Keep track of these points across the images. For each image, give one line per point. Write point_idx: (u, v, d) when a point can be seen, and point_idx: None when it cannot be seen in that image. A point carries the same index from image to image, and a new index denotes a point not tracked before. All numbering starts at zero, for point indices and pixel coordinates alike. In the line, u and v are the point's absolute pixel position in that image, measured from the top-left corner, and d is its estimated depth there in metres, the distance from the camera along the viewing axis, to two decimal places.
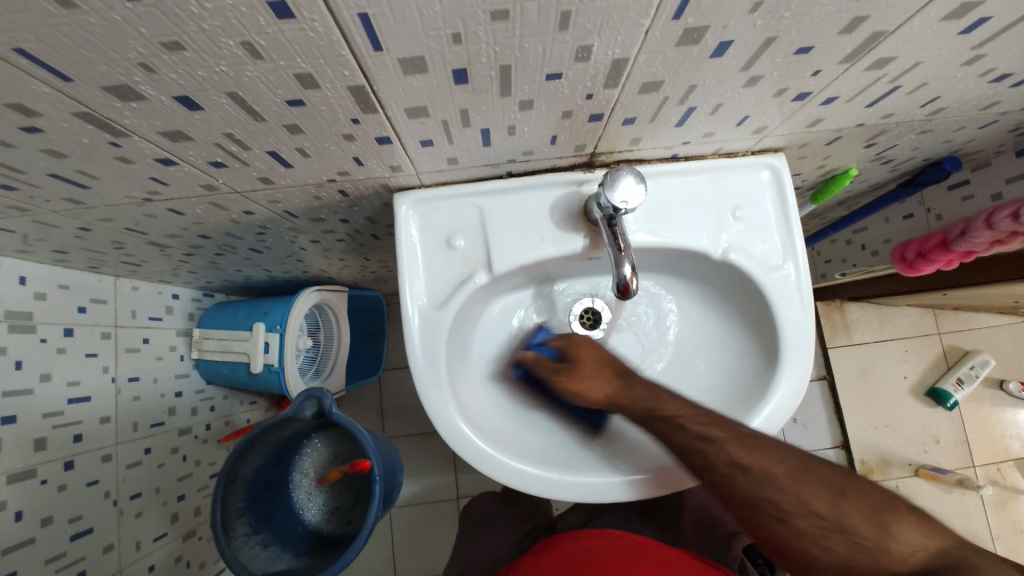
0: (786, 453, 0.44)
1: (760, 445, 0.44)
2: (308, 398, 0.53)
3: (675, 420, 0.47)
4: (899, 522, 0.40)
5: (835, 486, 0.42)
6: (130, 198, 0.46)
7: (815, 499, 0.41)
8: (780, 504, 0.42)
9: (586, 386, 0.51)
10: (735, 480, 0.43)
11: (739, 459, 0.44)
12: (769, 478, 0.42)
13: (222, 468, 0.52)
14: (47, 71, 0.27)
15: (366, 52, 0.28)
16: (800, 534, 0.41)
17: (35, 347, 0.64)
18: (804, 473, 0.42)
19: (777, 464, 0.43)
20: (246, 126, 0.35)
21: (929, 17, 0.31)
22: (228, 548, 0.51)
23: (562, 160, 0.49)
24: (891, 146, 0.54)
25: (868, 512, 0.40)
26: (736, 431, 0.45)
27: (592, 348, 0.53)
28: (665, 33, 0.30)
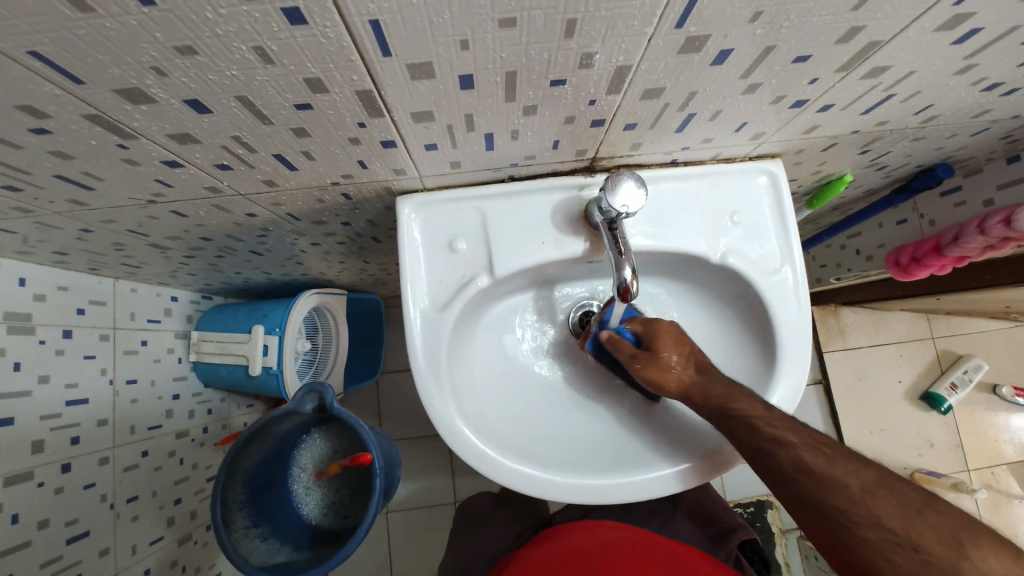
0: (865, 467, 0.42)
1: (834, 454, 0.43)
2: (308, 392, 0.53)
3: (744, 418, 0.47)
4: (997, 560, 0.35)
5: (917, 509, 0.38)
6: (134, 200, 0.46)
7: (889, 516, 0.38)
8: (848, 511, 0.40)
9: (666, 376, 0.51)
10: (800, 481, 0.42)
11: (807, 462, 0.43)
12: (837, 485, 0.41)
13: (221, 463, 0.52)
14: (61, 74, 0.27)
15: (376, 57, 0.29)
16: (868, 552, 0.38)
17: (34, 349, 0.64)
18: (882, 488, 0.40)
19: (850, 475, 0.41)
20: (253, 129, 0.36)
21: (923, 27, 0.32)
22: (228, 542, 0.51)
23: (564, 164, 0.50)
24: (886, 152, 0.56)
25: (953, 538, 0.36)
26: (809, 438, 0.44)
27: (671, 336, 0.53)
28: (667, 42, 0.30)
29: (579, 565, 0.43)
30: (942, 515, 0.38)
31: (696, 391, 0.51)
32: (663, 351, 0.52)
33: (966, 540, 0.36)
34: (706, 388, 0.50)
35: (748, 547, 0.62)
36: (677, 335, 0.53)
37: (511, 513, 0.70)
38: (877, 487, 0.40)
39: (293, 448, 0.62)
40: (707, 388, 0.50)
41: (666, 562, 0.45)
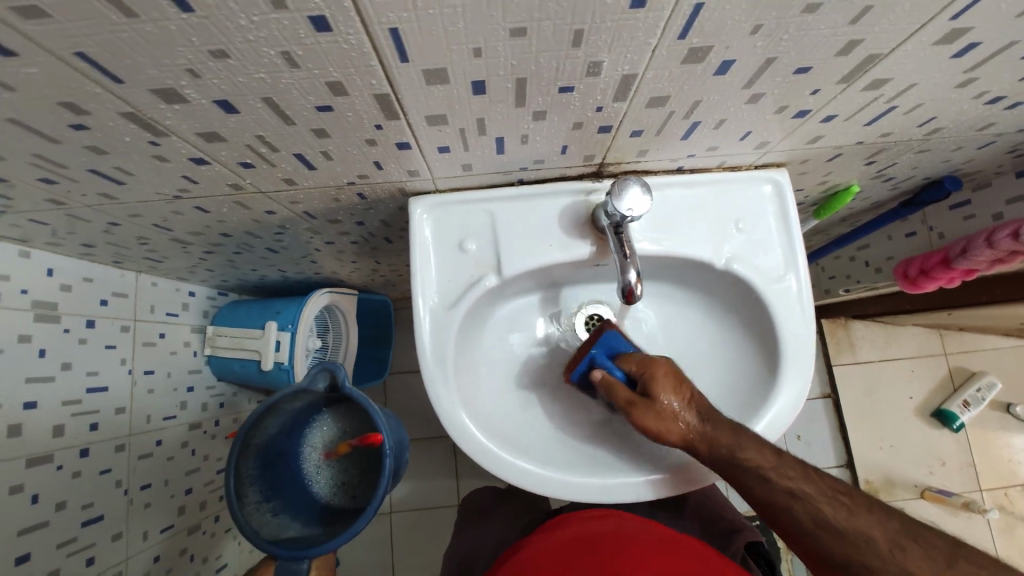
0: (885, 518, 0.42)
1: (852, 504, 0.44)
2: (321, 370, 0.57)
3: (757, 471, 0.47)
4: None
5: (943, 557, 0.39)
6: (162, 195, 0.49)
7: (918, 567, 0.39)
8: (878, 568, 0.40)
9: (665, 425, 0.50)
10: (824, 537, 0.43)
11: (827, 517, 0.44)
12: (863, 540, 0.42)
13: (238, 434, 0.54)
14: (101, 73, 0.30)
15: (394, 63, 0.31)
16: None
17: (59, 337, 0.67)
18: (907, 539, 0.41)
19: (874, 527, 0.42)
20: (277, 129, 0.38)
21: (922, 41, 0.33)
22: (241, 513, 0.53)
23: (572, 169, 0.52)
24: (892, 164, 0.56)
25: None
26: (827, 489, 0.45)
27: (671, 378, 0.51)
28: (671, 52, 0.32)
29: (575, 563, 0.44)
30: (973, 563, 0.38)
31: (698, 441, 0.49)
32: (660, 397, 0.50)
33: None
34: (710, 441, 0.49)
35: (753, 548, 0.61)
36: (677, 376, 0.51)
37: (513, 510, 0.71)
38: (900, 538, 0.41)
39: (304, 426, 0.63)
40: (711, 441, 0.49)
41: (667, 554, 0.44)
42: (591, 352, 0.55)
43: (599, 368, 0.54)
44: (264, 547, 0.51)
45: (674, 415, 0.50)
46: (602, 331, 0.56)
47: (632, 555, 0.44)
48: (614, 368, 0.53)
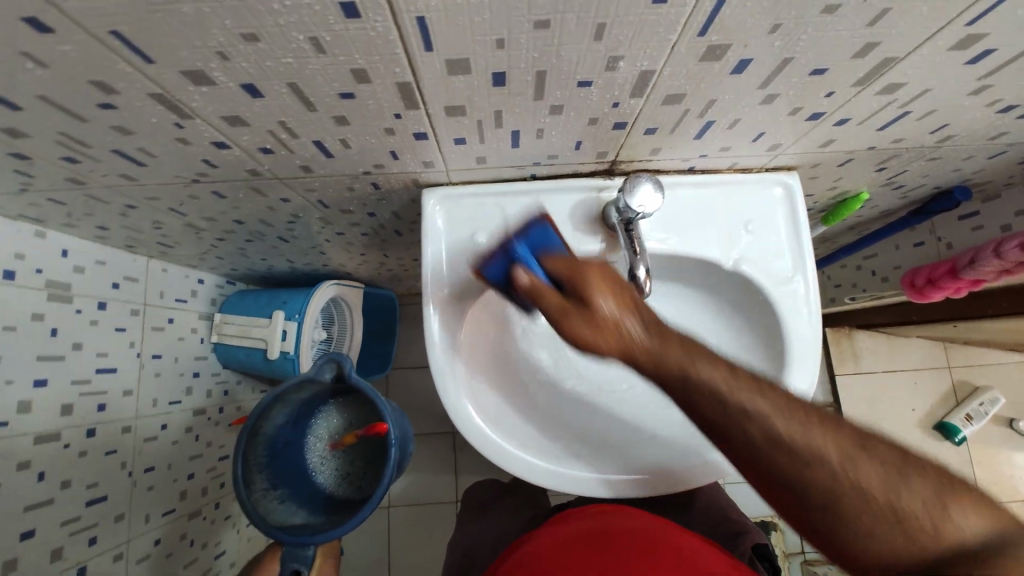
0: (838, 427, 0.38)
1: (809, 418, 0.38)
2: (327, 360, 0.57)
3: (704, 382, 0.38)
4: (970, 515, 0.34)
5: (894, 469, 0.36)
6: (180, 178, 0.50)
7: (869, 485, 0.36)
8: (827, 486, 0.36)
9: (601, 333, 0.39)
10: (778, 458, 0.37)
11: (783, 435, 0.37)
12: (818, 460, 0.36)
13: (245, 422, 0.55)
14: (135, 53, 0.30)
15: (418, 52, 0.31)
16: (849, 524, 0.36)
17: (71, 317, 0.68)
18: (861, 453, 0.37)
19: (829, 443, 0.37)
20: (299, 115, 0.38)
21: (937, 46, 0.33)
22: (248, 500, 0.54)
23: (585, 166, 0.52)
24: (902, 171, 0.56)
25: (933, 500, 0.35)
26: (778, 398, 0.38)
27: (610, 279, 0.40)
28: (690, 49, 0.32)
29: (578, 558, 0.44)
30: (922, 474, 0.36)
31: (646, 356, 0.39)
32: (597, 299, 0.39)
33: (941, 498, 0.35)
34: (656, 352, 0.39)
35: (760, 550, 0.61)
36: (619, 278, 0.40)
37: (513, 505, 0.71)
38: (855, 451, 0.37)
39: (311, 417, 0.64)
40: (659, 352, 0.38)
41: (668, 553, 0.44)
42: (515, 249, 0.43)
43: (520, 268, 0.42)
44: (270, 534, 0.52)
45: (613, 321, 0.39)
46: (534, 228, 0.45)
47: (635, 553, 0.44)
48: (538, 269, 0.42)
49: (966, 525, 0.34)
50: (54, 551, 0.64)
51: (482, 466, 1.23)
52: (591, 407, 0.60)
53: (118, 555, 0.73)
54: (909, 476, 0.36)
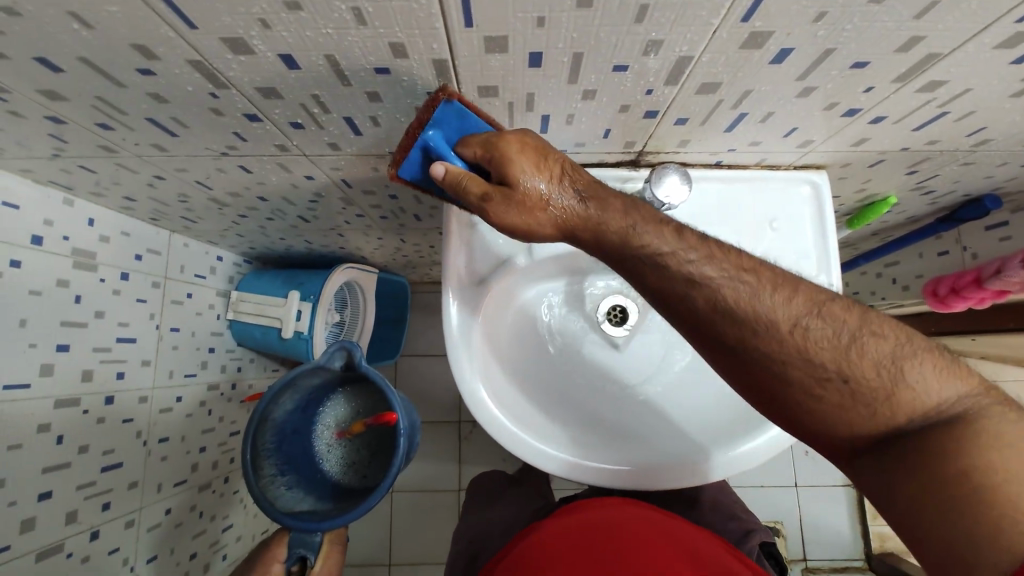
0: (792, 294, 0.38)
1: (762, 286, 0.38)
2: (338, 348, 0.58)
3: (655, 255, 0.40)
4: (920, 373, 0.36)
5: (845, 333, 0.37)
6: (210, 150, 0.50)
7: (822, 350, 0.37)
8: (774, 350, 0.38)
9: (528, 215, 0.40)
10: (733, 329, 0.38)
11: (729, 302, 0.38)
12: (770, 328, 0.38)
13: (256, 407, 0.55)
14: (179, 17, 0.31)
15: (458, 27, 0.31)
16: (802, 390, 0.38)
17: (95, 285, 0.69)
18: (814, 318, 0.38)
19: (780, 309, 0.38)
20: (333, 89, 0.39)
21: (984, 42, 0.33)
22: (257, 484, 0.54)
23: (611, 155, 0.52)
24: (934, 175, 0.55)
25: (888, 365, 0.36)
26: (733, 267, 0.39)
27: (529, 151, 0.39)
28: (732, 35, 0.32)
29: (591, 553, 0.43)
30: (878, 338, 0.37)
31: (577, 225, 0.41)
32: (517, 181, 0.39)
33: (895, 359, 0.36)
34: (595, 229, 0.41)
35: (766, 548, 0.62)
36: (539, 150, 0.39)
37: (519, 495, 0.72)
38: (807, 317, 0.38)
39: (319, 405, 0.64)
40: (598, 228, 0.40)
41: (678, 553, 0.44)
42: (426, 135, 0.41)
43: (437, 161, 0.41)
44: (279, 519, 0.52)
45: (539, 206, 0.40)
46: (438, 107, 0.39)
47: (646, 551, 0.43)
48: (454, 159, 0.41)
49: (916, 383, 0.36)
50: (69, 515, 0.65)
51: (486, 456, 1.23)
52: (599, 397, 0.59)
53: (130, 521, 0.74)
54: (862, 341, 0.37)
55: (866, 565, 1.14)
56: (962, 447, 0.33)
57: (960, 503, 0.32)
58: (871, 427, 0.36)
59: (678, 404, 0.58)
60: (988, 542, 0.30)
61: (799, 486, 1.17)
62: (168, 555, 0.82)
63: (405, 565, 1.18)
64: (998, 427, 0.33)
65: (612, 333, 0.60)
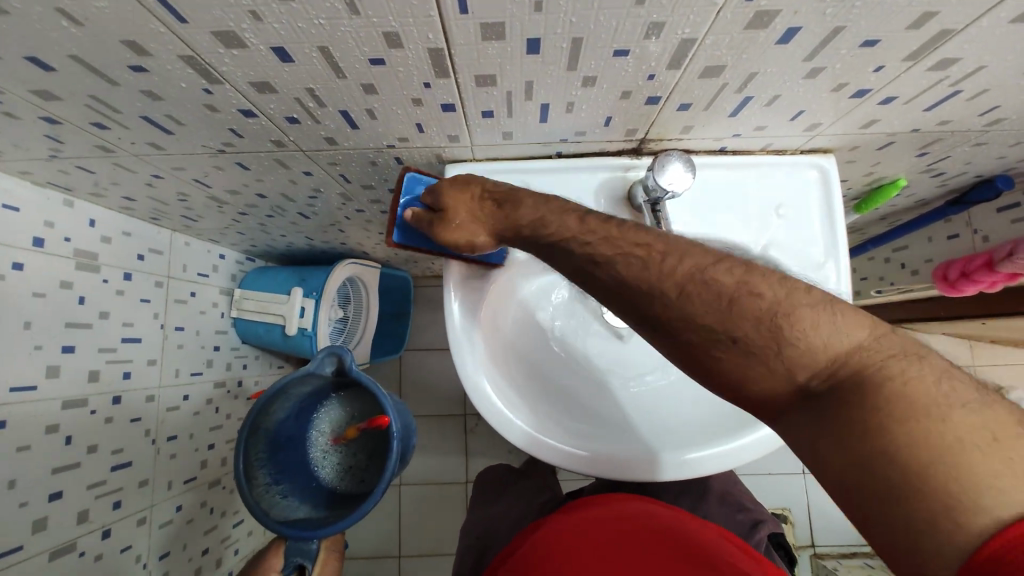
0: (682, 259, 0.35)
1: (651, 260, 0.35)
2: (328, 354, 0.57)
3: (557, 242, 0.39)
4: (814, 327, 0.31)
5: (730, 298, 0.33)
6: (207, 148, 0.49)
7: (709, 314, 0.33)
8: (665, 316, 0.35)
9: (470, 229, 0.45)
10: (636, 298, 0.36)
11: (622, 276, 0.36)
12: (654, 291, 0.35)
13: (247, 417, 0.55)
14: (167, 11, 0.30)
15: (453, 13, 0.30)
16: (703, 356, 0.35)
17: (98, 286, 0.69)
18: (696, 282, 0.34)
19: (665, 276, 0.35)
20: (328, 82, 0.38)
21: (998, 18, 0.31)
22: (251, 495, 0.54)
23: (612, 144, 0.51)
24: (944, 157, 0.54)
25: (772, 323, 0.32)
26: (623, 243, 0.37)
27: (457, 186, 0.46)
28: (736, 15, 0.31)
29: (599, 547, 0.43)
30: (761, 297, 0.33)
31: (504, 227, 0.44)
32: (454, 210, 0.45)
33: (782, 316, 0.32)
34: (511, 216, 0.43)
35: (774, 539, 0.63)
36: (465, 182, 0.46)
37: (525, 488, 0.71)
38: (688, 285, 0.34)
39: (313, 411, 0.63)
40: (512, 214, 0.42)
41: (688, 548, 0.43)
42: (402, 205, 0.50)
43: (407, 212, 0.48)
44: (272, 530, 0.51)
45: (472, 218, 0.45)
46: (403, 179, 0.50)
47: (657, 547, 0.43)
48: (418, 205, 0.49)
49: (808, 339, 0.31)
50: (81, 514, 0.65)
51: (493, 449, 1.23)
52: (575, 376, 0.60)
53: (142, 519, 0.75)
54: (747, 306, 0.33)
55: (875, 551, 1.14)
56: (876, 416, 0.28)
57: (888, 485, 0.27)
58: (781, 390, 0.33)
59: (676, 394, 0.58)
60: (929, 529, 0.25)
61: (806, 473, 1.17)
62: (181, 551, 0.83)
63: (416, 557, 1.19)
64: (909, 388, 0.28)
65: (616, 324, 0.61)
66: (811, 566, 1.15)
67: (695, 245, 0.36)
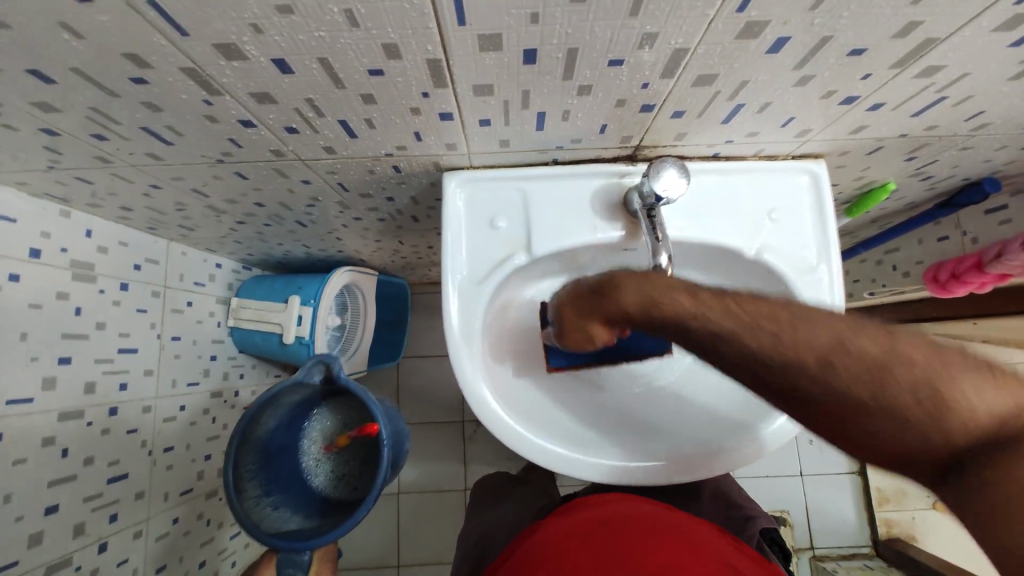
0: (816, 330, 0.35)
1: (789, 337, 0.35)
2: (316, 362, 0.57)
3: (676, 315, 0.40)
4: (970, 395, 0.31)
5: (879, 372, 0.32)
6: (206, 158, 0.50)
7: (856, 387, 0.33)
8: (800, 386, 0.35)
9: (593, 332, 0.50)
10: (770, 369, 0.35)
11: (756, 352, 0.36)
12: (800, 369, 0.34)
13: (237, 428, 0.54)
14: (170, 25, 0.30)
15: (451, 26, 0.31)
16: (848, 424, 0.33)
17: (94, 297, 0.69)
18: (840, 354, 0.33)
19: (806, 350, 0.34)
20: (328, 92, 0.38)
21: (981, 27, 0.32)
22: (242, 509, 0.53)
23: (607, 151, 0.52)
24: (932, 161, 0.55)
25: (929, 397, 0.31)
26: (750, 317, 0.37)
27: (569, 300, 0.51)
28: (727, 25, 0.32)
29: (592, 548, 0.43)
30: (909, 367, 0.32)
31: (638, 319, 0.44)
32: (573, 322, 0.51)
33: (932, 386, 0.31)
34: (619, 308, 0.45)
35: (767, 535, 0.64)
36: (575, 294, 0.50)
37: (524, 493, 0.72)
38: (836, 359, 0.33)
39: (303, 420, 0.64)
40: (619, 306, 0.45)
41: (682, 543, 0.44)
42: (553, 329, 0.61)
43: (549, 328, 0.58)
44: (264, 542, 0.51)
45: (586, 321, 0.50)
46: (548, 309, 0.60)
47: (650, 543, 0.43)
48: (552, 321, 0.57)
49: (969, 409, 0.31)
50: (77, 527, 0.65)
51: (491, 455, 1.23)
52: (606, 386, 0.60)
53: (138, 532, 0.74)
54: (900, 377, 0.32)
55: (873, 551, 1.15)
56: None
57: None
58: (937, 453, 0.31)
59: (674, 399, 0.58)
60: None
61: (804, 475, 1.17)
62: (177, 563, 0.82)
63: (414, 565, 1.18)
64: None
65: None
66: (811, 567, 1.15)
67: (823, 312, 0.36)
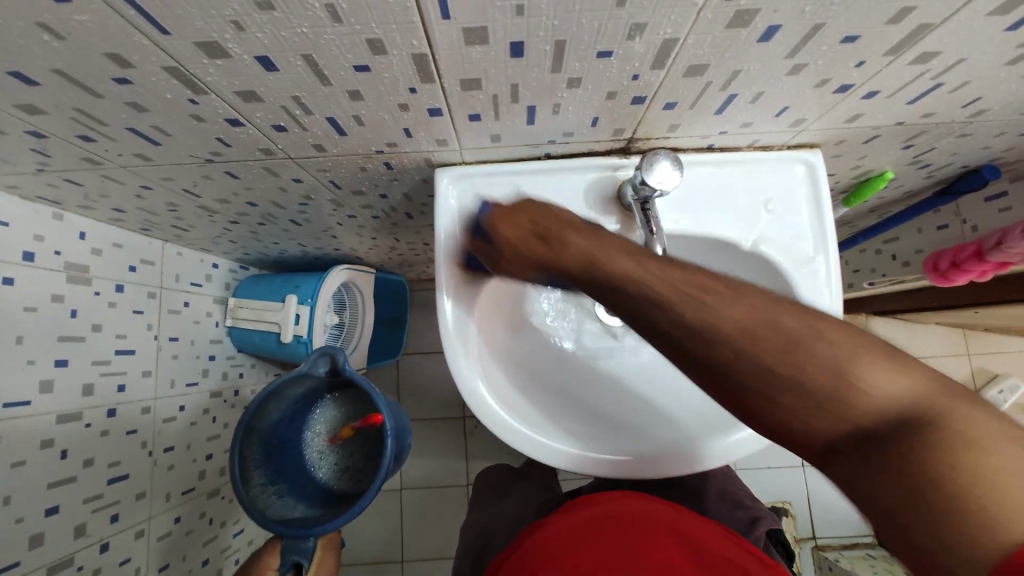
0: (737, 301, 0.30)
1: (711, 300, 0.31)
2: (321, 355, 0.56)
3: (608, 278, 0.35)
4: (873, 375, 0.28)
5: (800, 344, 0.29)
6: (195, 157, 0.49)
7: (776, 359, 0.29)
8: (717, 354, 0.30)
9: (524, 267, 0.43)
10: (688, 333, 0.31)
11: (672, 308, 0.32)
12: (717, 333, 0.30)
13: (241, 419, 0.55)
14: (150, 24, 0.30)
15: (435, 20, 0.31)
16: (763, 401, 0.30)
17: (89, 299, 0.68)
18: (758, 321, 0.30)
19: (726, 313, 0.30)
20: (314, 90, 0.38)
21: (975, 12, 0.32)
22: (247, 496, 0.54)
23: (600, 144, 0.51)
24: (929, 149, 0.55)
25: (856, 375, 0.28)
26: (673, 277, 0.33)
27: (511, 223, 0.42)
28: (716, 14, 0.31)
29: (589, 545, 0.43)
30: (828, 342, 0.29)
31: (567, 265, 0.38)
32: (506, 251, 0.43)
33: (846, 365, 0.28)
34: (557, 262, 0.39)
35: (773, 535, 0.64)
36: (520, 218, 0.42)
37: (524, 488, 0.72)
38: (755, 328, 0.30)
39: (307, 412, 0.63)
40: (558, 260, 0.38)
41: (679, 542, 0.44)
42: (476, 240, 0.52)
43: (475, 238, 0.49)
44: (267, 528, 0.52)
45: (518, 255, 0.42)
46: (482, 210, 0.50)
47: (647, 543, 0.43)
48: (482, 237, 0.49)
49: (868, 388, 0.28)
50: (79, 528, 0.65)
51: (493, 450, 1.23)
52: (594, 384, 0.60)
53: (140, 532, 0.75)
54: (818, 351, 0.28)
55: (875, 540, 1.15)
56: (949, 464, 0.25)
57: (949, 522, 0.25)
58: (835, 436, 0.28)
59: (671, 391, 0.58)
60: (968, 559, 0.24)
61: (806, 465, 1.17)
62: (180, 562, 0.83)
63: (418, 561, 1.19)
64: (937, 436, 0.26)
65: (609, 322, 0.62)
66: (813, 558, 1.15)
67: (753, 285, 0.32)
